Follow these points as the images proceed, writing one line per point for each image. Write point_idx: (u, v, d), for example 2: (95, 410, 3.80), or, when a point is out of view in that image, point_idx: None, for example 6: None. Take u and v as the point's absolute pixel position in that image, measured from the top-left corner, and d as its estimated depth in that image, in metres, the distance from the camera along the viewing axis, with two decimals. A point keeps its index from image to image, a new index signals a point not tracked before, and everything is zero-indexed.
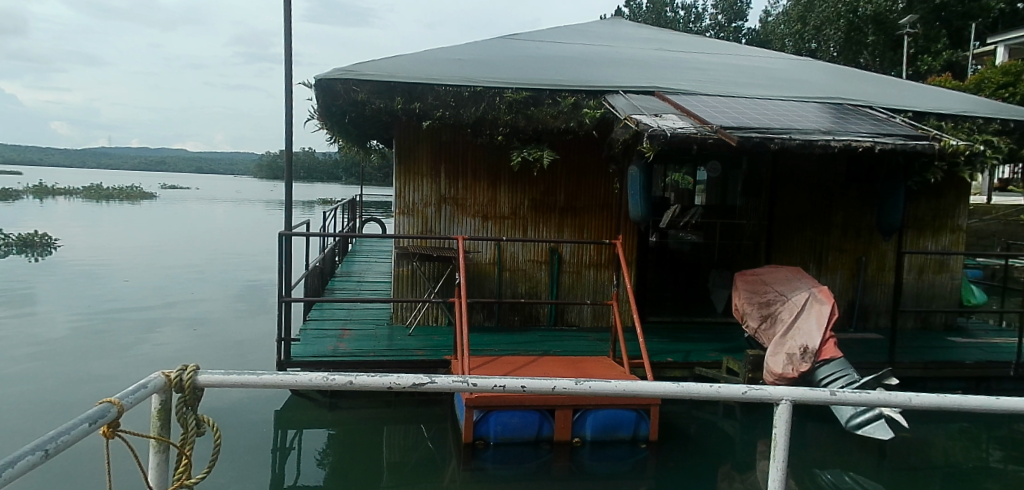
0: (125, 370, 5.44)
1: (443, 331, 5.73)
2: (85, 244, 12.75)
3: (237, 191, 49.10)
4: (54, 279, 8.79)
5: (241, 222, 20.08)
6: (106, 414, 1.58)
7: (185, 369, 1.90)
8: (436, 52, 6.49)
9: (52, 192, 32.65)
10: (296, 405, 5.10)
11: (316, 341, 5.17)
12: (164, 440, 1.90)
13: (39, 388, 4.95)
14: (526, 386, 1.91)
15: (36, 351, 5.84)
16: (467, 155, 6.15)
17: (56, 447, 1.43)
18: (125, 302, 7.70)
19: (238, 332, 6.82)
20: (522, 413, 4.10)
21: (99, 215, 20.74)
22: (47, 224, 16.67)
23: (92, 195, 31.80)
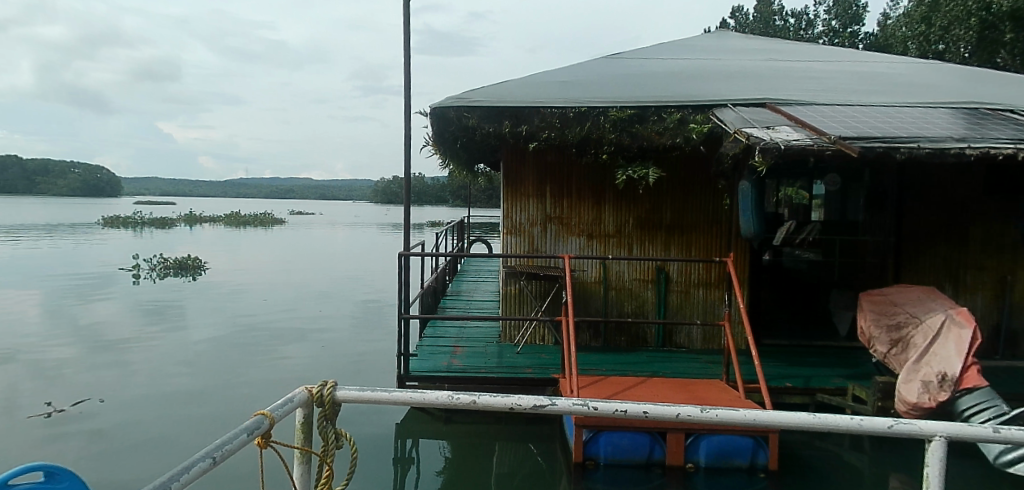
0: (262, 380, 5.92)
1: (550, 349, 5.77)
2: (225, 265, 14.03)
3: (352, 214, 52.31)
4: (201, 298, 9.73)
5: (358, 244, 21.33)
6: (260, 425, 1.81)
7: (325, 385, 2.13)
8: (542, 76, 6.63)
9: (199, 218, 36.37)
10: (413, 417, 5.34)
11: (431, 357, 5.37)
12: (307, 451, 2.11)
13: (190, 395, 5.50)
14: (648, 412, 1.96)
15: (187, 361, 6.48)
16: (572, 174, 6.22)
17: (221, 455, 1.65)
18: (259, 319, 8.37)
19: (358, 348, 7.23)
20: (632, 435, 4.05)
21: (238, 240, 22.85)
22: (195, 249, 18.54)
23: (232, 221, 35.05)
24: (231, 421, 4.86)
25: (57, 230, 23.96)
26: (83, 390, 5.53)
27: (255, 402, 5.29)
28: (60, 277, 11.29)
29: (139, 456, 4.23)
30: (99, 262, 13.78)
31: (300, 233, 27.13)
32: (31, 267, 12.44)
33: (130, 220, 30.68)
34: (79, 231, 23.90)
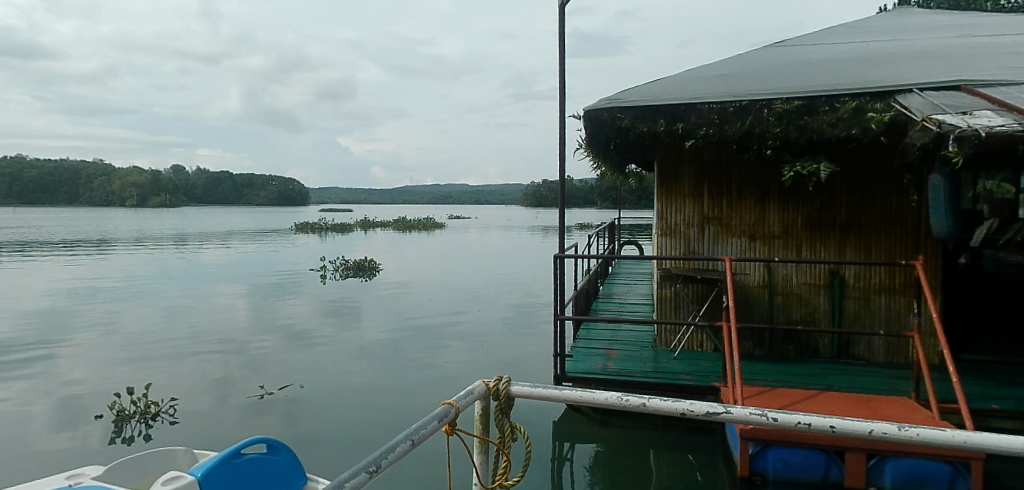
0: (428, 374, 6.29)
1: (709, 356, 5.53)
2: (392, 267, 15.15)
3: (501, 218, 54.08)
4: (373, 296, 10.60)
5: (510, 247, 21.96)
6: (448, 414, 1.94)
7: (500, 380, 2.21)
8: (698, 71, 6.38)
9: (368, 224, 39.69)
10: (570, 418, 5.39)
11: (585, 359, 5.37)
12: (486, 441, 2.21)
13: (365, 383, 6.00)
14: (835, 427, 1.80)
15: (362, 353, 7.09)
16: (733, 173, 5.91)
17: (419, 438, 1.79)
18: (422, 317, 8.93)
19: (513, 347, 7.45)
20: (804, 452, 3.72)
21: (402, 244, 24.59)
22: (366, 251, 20.29)
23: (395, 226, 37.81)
24: (404, 411, 5.20)
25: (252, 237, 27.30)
26: (281, 375, 6.23)
27: (424, 395, 5.62)
28: (257, 277, 12.85)
29: (329, 437, 4.67)
30: (286, 264, 15.51)
31: (452, 237, 28.50)
32: (236, 268, 14.32)
33: (308, 226, 34.22)
34: (268, 237, 27.06)
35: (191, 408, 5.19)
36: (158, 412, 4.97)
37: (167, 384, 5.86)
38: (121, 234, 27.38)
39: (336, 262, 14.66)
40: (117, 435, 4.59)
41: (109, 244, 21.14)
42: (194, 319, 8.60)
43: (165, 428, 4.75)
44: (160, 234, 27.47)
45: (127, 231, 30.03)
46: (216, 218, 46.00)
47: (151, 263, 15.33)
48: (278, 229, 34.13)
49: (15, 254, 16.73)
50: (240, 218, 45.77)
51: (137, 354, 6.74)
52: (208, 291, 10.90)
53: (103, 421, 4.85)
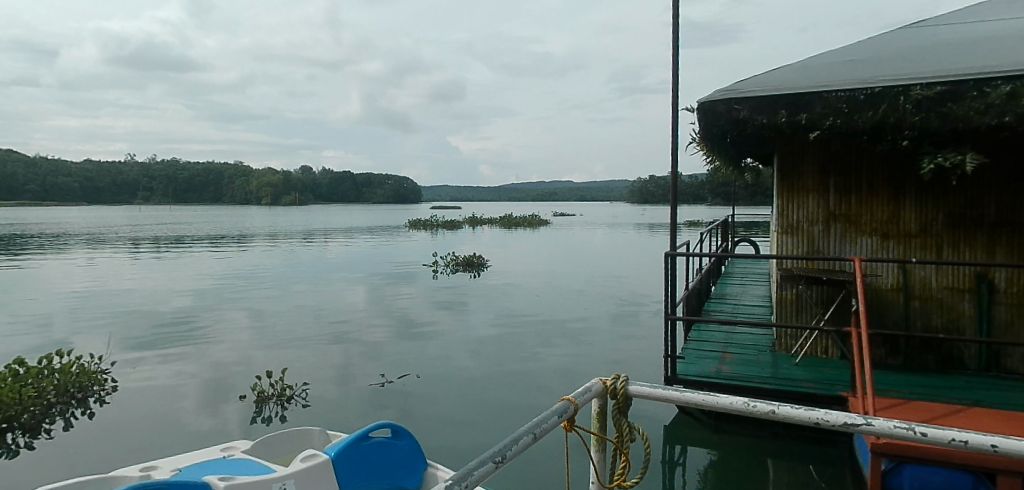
0: (539, 369, 6.34)
1: (834, 363, 5.16)
2: (498, 263, 15.42)
3: (606, 215, 53.52)
4: (481, 292, 10.84)
5: (615, 245, 21.65)
6: (566, 410, 1.94)
7: (618, 379, 2.18)
8: (823, 58, 5.97)
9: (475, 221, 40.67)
10: (682, 423, 5.23)
11: (698, 361, 5.20)
12: (603, 439, 2.18)
13: (474, 376, 6.15)
14: (996, 446, 1.61)
15: (471, 346, 7.28)
16: (863, 166, 5.48)
17: (540, 431, 1.81)
18: (528, 314, 9.02)
19: (620, 345, 7.34)
20: (949, 473, 3.29)
21: (508, 240, 24.94)
22: (474, 247, 20.77)
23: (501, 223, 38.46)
24: (517, 405, 5.27)
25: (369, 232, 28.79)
26: (399, 365, 6.52)
27: (535, 390, 5.67)
28: (374, 271, 13.53)
29: (446, 427, 4.82)
30: (399, 259, 16.22)
31: (557, 234, 28.58)
32: (353, 262, 15.17)
33: (417, 222, 35.60)
34: (383, 233, 28.43)
35: (320, 393, 5.54)
36: (292, 395, 5.36)
37: (299, 368, 6.30)
38: (254, 229, 29.83)
39: (445, 257, 15.14)
40: (258, 414, 5.00)
41: (245, 239, 23.09)
42: (319, 309, 9.20)
43: (299, 411, 5.11)
44: (287, 230, 29.64)
45: (259, 227, 32.65)
46: (335, 215, 49.01)
47: (280, 256, 16.55)
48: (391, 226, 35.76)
49: (168, 248, 18.69)
50: (357, 215, 48.41)
51: (270, 340, 7.31)
52: (330, 283, 11.61)
53: (246, 400, 5.30)
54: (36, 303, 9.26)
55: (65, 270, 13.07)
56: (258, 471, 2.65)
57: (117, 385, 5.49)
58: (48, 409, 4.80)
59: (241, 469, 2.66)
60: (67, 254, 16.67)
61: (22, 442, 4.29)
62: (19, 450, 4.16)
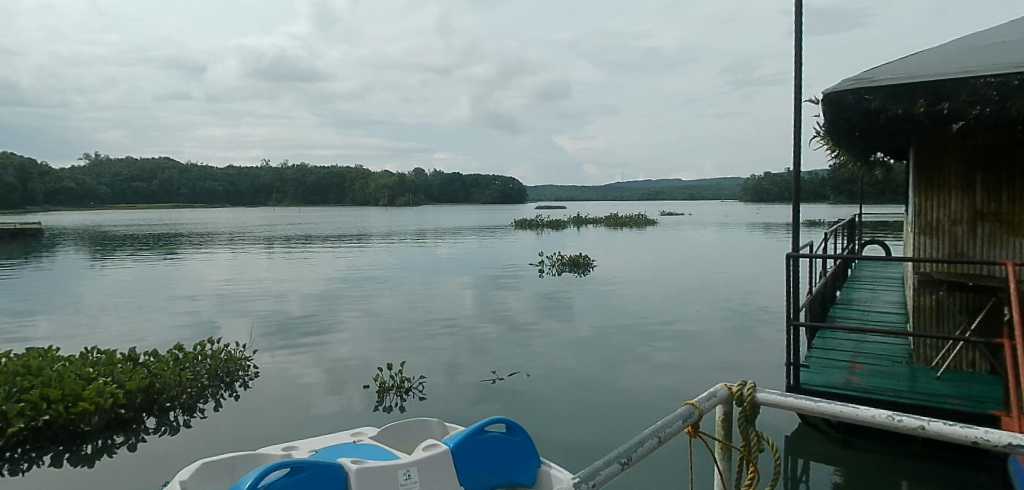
0: (650, 373, 6.18)
1: (984, 379, 4.64)
2: (603, 263, 15.27)
3: (714, 214, 51.38)
4: (586, 292, 10.80)
5: (727, 245, 20.77)
6: (691, 415, 1.88)
7: (745, 385, 2.08)
8: (969, 40, 5.41)
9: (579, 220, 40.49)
10: (804, 435, 4.93)
11: (823, 371, 4.87)
12: (728, 447, 2.09)
13: (581, 375, 6.14)
14: None
15: (577, 346, 7.27)
16: (1018, 160, 4.85)
17: (665, 435, 1.77)
18: (635, 315, 8.87)
19: (733, 349, 7.04)
20: None
21: (613, 240, 24.63)
22: (579, 247, 20.70)
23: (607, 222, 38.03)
24: (630, 408, 5.16)
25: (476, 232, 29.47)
26: (509, 363, 6.59)
27: (648, 394, 5.53)
28: (483, 269, 13.82)
29: (558, 426, 4.82)
30: (506, 258, 16.47)
31: (665, 234, 27.86)
32: (461, 261, 15.61)
33: (521, 222, 36.02)
34: (489, 233, 29.02)
35: (435, 386, 5.73)
36: (410, 387, 5.58)
37: (414, 362, 6.54)
38: (369, 229, 31.46)
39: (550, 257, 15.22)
40: (379, 403, 5.25)
41: (363, 238, 24.43)
42: (431, 306, 9.50)
43: (416, 402, 5.30)
44: (399, 230, 30.99)
45: (374, 227, 34.40)
46: (443, 214, 50.62)
47: (394, 254, 17.33)
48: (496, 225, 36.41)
49: (294, 246, 20.16)
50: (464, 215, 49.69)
51: (385, 334, 7.69)
52: (441, 281, 11.97)
53: (368, 390, 5.59)
54: (186, 294, 10.28)
55: (209, 266, 14.42)
56: (385, 458, 2.81)
57: (258, 372, 5.91)
58: (202, 390, 5.22)
59: (369, 455, 2.82)
60: (212, 252, 18.40)
61: (183, 418, 4.69)
62: (181, 425, 4.56)
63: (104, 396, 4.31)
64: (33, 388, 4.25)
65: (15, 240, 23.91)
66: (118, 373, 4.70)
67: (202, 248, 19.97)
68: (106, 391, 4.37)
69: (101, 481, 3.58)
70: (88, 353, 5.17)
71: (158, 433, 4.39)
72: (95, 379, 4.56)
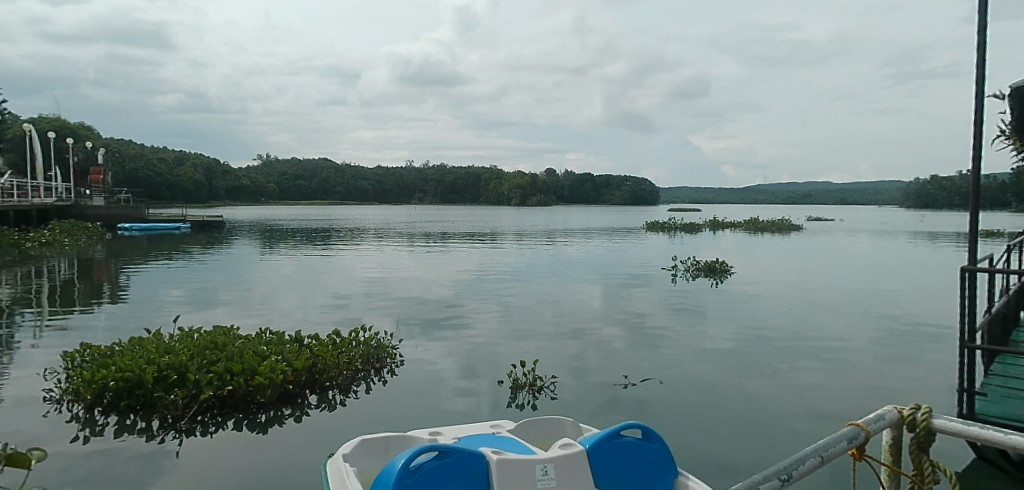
0: (797, 391, 5.74)
1: None
2: (741, 270, 14.49)
3: (870, 220, 46.78)
4: (721, 299, 10.31)
5: (886, 256, 18.83)
6: (858, 436, 1.74)
7: (919, 409, 1.89)
8: None
9: (716, 224, 38.70)
10: (977, 471, 4.36)
11: (1004, 401, 4.29)
12: (897, 474, 1.92)
13: (713, 386, 5.89)
14: None
15: (710, 355, 6.98)
16: None
17: (827, 456, 1.66)
18: (774, 327, 8.34)
19: (888, 370, 6.40)
20: None
21: (753, 246, 23.28)
22: (715, 252, 19.78)
23: (746, 227, 36.01)
24: (772, 427, 4.85)
25: (607, 233, 29.24)
26: (643, 368, 6.43)
27: (793, 413, 5.15)
28: (615, 272, 13.63)
29: (694, 438, 4.63)
30: (638, 261, 16.14)
31: (812, 242, 25.80)
32: (591, 263, 15.55)
33: (652, 225, 35.16)
34: (619, 235, 28.59)
35: (567, 387, 5.73)
36: (541, 385, 5.59)
37: (547, 361, 6.59)
38: (501, 228, 32.30)
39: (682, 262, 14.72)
40: (512, 400, 5.28)
41: (496, 237, 25.06)
42: (563, 306, 9.54)
43: (549, 402, 5.28)
44: (530, 229, 31.53)
45: (505, 226, 35.28)
46: (574, 215, 50.68)
47: (526, 254, 17.63)
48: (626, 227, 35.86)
49: (432, 244, 21.15)
50: (595, 216, 49.45)
51: (514, 330, 7.87)
52: (573, 282, 11.98)
53: (503, 386, 5.65)
54: (339, 285, 11.17)
55: (358, 259, 15.56)
56: (523, 451, 2.90)
57: (403, 360, 6.26)
58: (356, 374, 5.62)
59: (509, 447, 2.93)
60: (361, 246, 19.86)
61: (339, 398, 5.09)
62: (338, 404, 4.95)
63: (276, 372, 4.79)
64: (219, 361, 4.83)
65: (202, 230, 27.43)
66: (286, 353, 5.21)
67: (352, 242, 21.63)
68: (277, 368, 4.85)
69: (270, 449, 4.00)
70: (262, 333, 5.81)
71: (319, 409, 4.80)
72: (269, 356, 5.08)
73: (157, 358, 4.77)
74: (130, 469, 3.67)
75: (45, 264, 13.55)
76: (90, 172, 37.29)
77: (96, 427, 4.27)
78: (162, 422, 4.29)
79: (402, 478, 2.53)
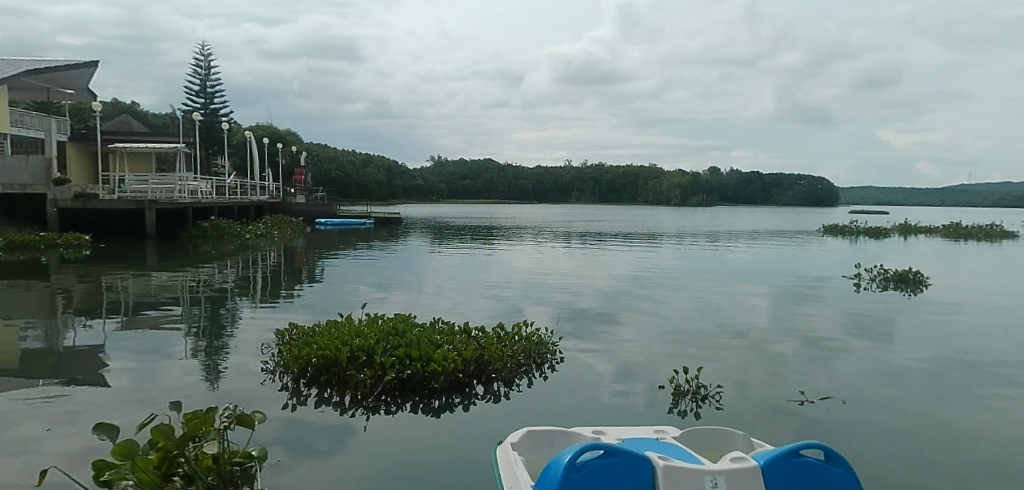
0: (1012, 428, 4.94)
1: None
2: (940, 283, 12.74)
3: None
4: (915, 314, 9.16)
5: None
6: None
7: None
8: None
9: (910, 228, 34.32)
10: None
11: None
12: None
13: (902, 411, 5.28)
14: None
15: (898, 377, 6.25)
16: None
17: None
18: (983, 350, 7.25)
19: None
20: None
21: (958, 255, 20.32)
22: (910, 261, 17.55)
23: (949, 232, 31.46)
24: (978, 464, 4.25)
25: (776, 236, 27.31)
26: (818, 385, 5.91)
27: (1006, 451, 4.46)
28: (786, 279, 12.68)
29: (884, 466, 4.17)
30: (813, 268, 14.87)
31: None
32: (759, 268, 14.59)
33: (830, 228, 32.13)
34: (792, 239, 26.49)
35: (733, 398, 5.43)
36: (706, 395, 5.32)
37: (709, 369, 6.31)
38: (661, 228, 31.42)
39: (866, 271, 13.30)
40: (674, 406, 5.10)
41: (656, 238, 24.45)
42: (726, 312, 9.08)
43: (713, 412, 5.04)
44: (690, 231, 30.39)
45: (663, 226, 34.37)
46: (740, 216, 47.84)
47: (687, 256, 17.03)
48: (798, 230, 33.23)
49: (590, 243, 21.18)
50: (762, 218, 46.34)
51: (673, 335, 7.66)
52: (737, 287, 11.36)
53: (664, 391, 5.48)
54: (501, 280, 11.62)
55: (518, 256, 16.07)
56: (691, 460, 2.82)
57: (563, 358, 6.37)
58: (519, 368, 5.83)
59: (677, 454, 2.87)
60: (521, 244, 20.48)
61: (503, 390, 5.30)
62: (502, 396, 5.16)
63: (449, 361, 5.11)
64: (401, 346, 5.29)
65: (379, 226, 30.00)
66: (457, 343, 5.54)
67: (513, 240, 22.37)
68: (450, 357, 5.18)
69: (442, 432, 4.29)
70: (436, 323, 6.25)
71: (485, 399, 5.04)
72: (441, 345, 5.44)
73: (350, 340, 5.34)
74: (325, 436, 4.15)
75: (258, 252, 15.69)
76: (291, 173, 42.49)
77: (302, 397, 4.87)
78: (353, 398, 4.78)
79: (569, 473, 2.55)
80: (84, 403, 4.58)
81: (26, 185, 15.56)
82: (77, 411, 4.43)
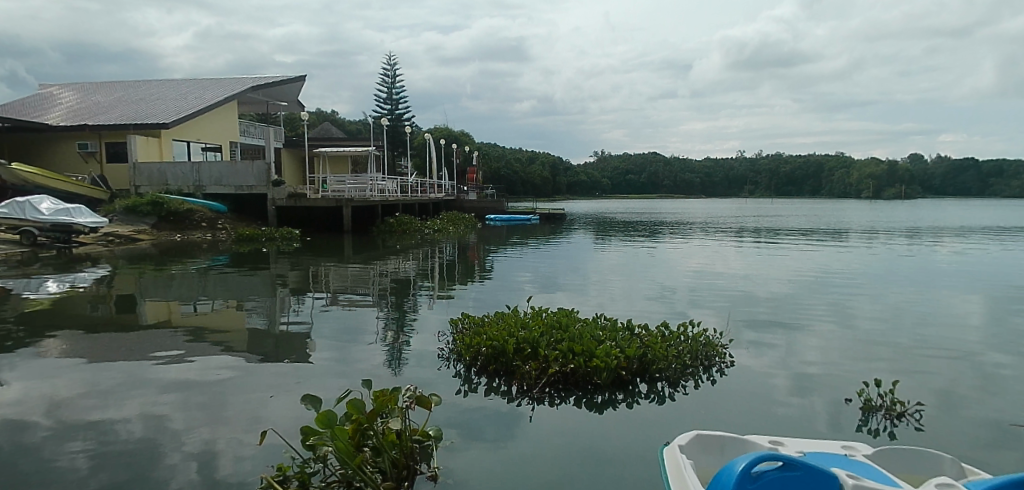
0: None
1: None
2: None
3: None
4: None
5: None
6: None
7: None
8: None
9: None
10: None
11: None
12: None
13: None
14: None
15: None
16: None
17: None
18: None
19: None
20: None
21: None
22: None
23: None
24: None
25: (1003, 234, 23.29)
26: None
27: None
28: (1013, 284, 10.79)
29: None
30: None
31: None
32: (978, 270, 12.59)
33: None
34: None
35: (938, 418, 4.77)
36: (904, 412, 4.75)
37: (910, 384, 5.58)
38: (853, 224, 28.36)
39: None
40: (864, 423, 4.63)
41: (847, 235, 22.13)
42: (931, 320, 7.97)
43: (913, 433, 4.47)
44: (889, 227, 27.06)
45: (858, 223, 30.86)
46: (954, 211, 41.48)
47: (886, 255, 15.17)
48: None
49: (766, 240, 19.80)
50: (985, 213, 39.65)
51: (863, 342, 6.92)
52: (948, 292, 9.89)
53: (851, 405, 4.97)
54: (668, 277, 11.34)
55: (686, 253, 15.51)
56: (886, 482, 2.58)
57: (733, 361, 6.05)
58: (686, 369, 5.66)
59: (869, 474, 2.63)
60: (691, 240, 19.69)
61: (668, 391, 5.18)
62: (667, 396, 5.05)
63: (611, 357, 5.11)
64: (564, 341, 5.40)
65: (546, 222, 30.61)
66: (620, 340, 5.53)
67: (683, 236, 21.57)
68: (612, 354, 5.17)
69: (604, 428, 4.31)
70: (599, 319, 6.29)
71: (649, 399, 4.97)
72: (604, 341, 5.46)
73: (516, 333, 5.57)
74: (492, 423, 4.38)
75: (436, 246, 16.89)
76: (466, 172, 44.95)
77: (473, 384, 5.17)
78: (519, 388, 4.99)
79: (743, 483, 2.42)
80: (298, 375, 5.31)
81: (251, 186, 18.23)
82: (293, 382, 5.15)
